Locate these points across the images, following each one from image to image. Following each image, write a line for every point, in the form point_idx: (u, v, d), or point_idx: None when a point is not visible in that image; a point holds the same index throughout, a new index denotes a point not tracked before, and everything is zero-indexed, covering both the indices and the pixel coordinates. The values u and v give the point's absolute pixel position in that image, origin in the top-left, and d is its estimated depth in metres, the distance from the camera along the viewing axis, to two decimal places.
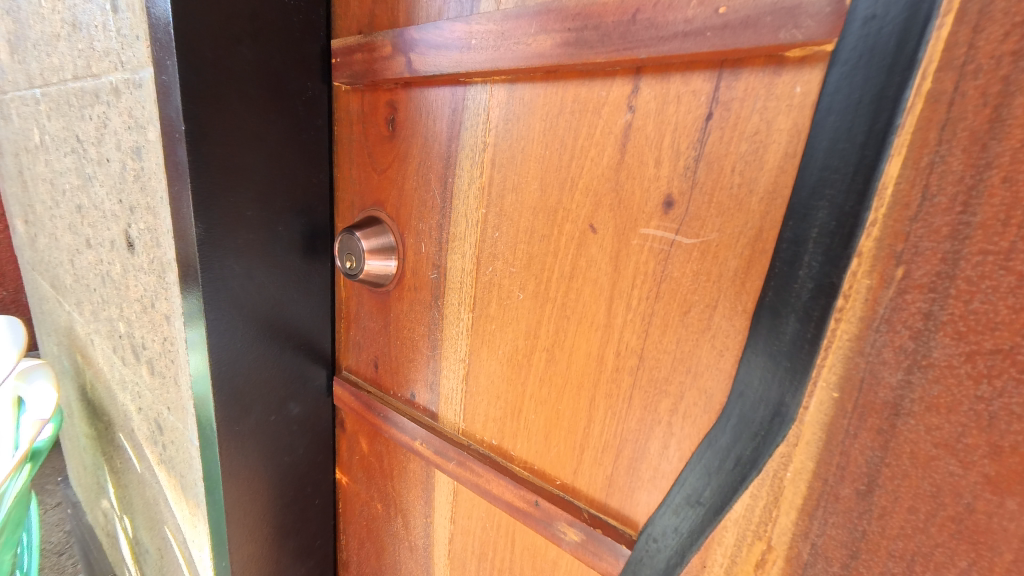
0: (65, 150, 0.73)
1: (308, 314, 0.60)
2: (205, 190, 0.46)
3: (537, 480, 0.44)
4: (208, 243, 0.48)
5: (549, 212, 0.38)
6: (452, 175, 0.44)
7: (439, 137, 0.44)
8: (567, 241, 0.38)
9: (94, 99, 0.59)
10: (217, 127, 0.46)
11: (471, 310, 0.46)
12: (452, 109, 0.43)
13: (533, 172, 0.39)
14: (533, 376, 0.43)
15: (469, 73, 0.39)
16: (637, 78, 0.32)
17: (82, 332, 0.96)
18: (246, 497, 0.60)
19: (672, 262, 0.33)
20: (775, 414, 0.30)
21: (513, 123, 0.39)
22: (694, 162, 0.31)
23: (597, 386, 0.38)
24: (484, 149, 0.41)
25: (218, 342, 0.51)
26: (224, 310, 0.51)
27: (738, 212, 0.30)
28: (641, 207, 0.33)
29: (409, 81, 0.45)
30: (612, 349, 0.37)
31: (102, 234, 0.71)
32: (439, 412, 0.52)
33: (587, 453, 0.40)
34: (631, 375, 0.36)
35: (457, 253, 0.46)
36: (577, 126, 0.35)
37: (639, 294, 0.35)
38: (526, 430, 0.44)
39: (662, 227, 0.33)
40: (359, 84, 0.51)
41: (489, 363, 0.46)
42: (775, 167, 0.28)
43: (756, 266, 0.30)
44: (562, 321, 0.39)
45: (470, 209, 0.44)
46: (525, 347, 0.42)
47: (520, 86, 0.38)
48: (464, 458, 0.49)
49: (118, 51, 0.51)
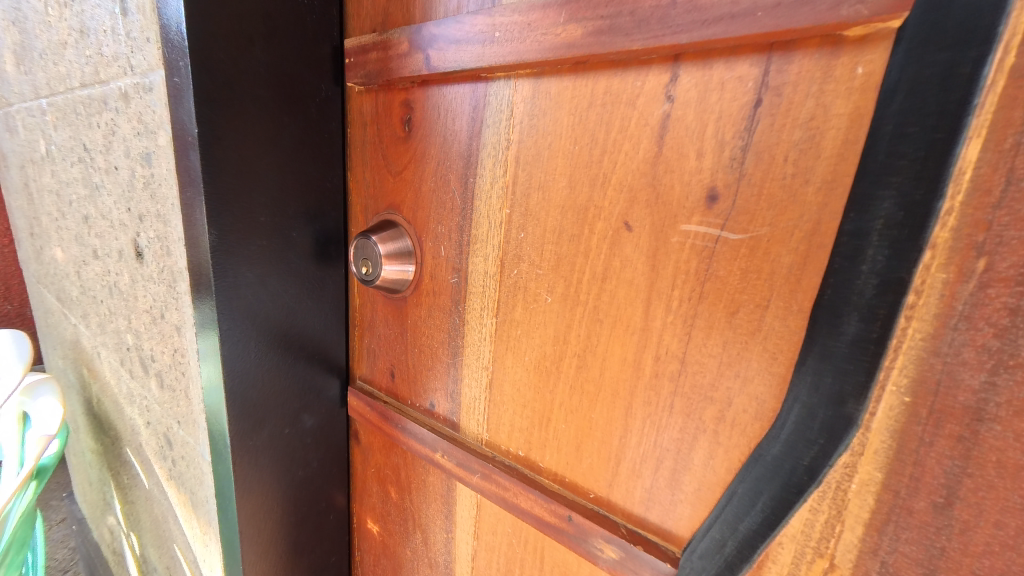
0: (71, 160, 0.72)
1: (317, 323, 0.58)
2: (219, 197, 0.45)
3: (568, 493, 0.42)
4: (224, 249, 0.46)
5: (578, 210, 0.36)
6: (473, 175, 0.42)
7: (458, 136, 0.43)
8: (598, 240, 0.36)
9: (102, 106, 0.58)
10: (230, 130, 0.44)
11: (495, 315, 0.44)
12: (472, 106, 0.41)
13: (561, 169, 0.37)
14: (563, 384, 0.40)
15: (491, 68, 0.38)
16: (675, 66, 0.30)
17: (88, 345, 0.95)
18: (261, 514, 0.57)
19: (717, 259, 0.30)
20: (835, 417, 0.27)
21: (538, 118, 0.37)
22: (741, 151, 0.29)
23: (633, 394, 0.36)
24: (508, 147, 0.39)
25: (232, 354, 0.49)
26: (237, 320, 0.49)
27: (791, 204, 0.27)
28: (681, 202, 0.31)
29: (426, 79, 0.43)
30: (650, 354, 0.35)
31: (109, 245, 0.70)
32: (460, 422, 0.50)
33: (623, 466, 0.38)
34: (672, 381, 0.34)
35: (479, 256, 0.44)
36: (609, 119, 0.34)
37: (681, 294, 0.32)
38: (555, 442, 0.42)
39: (706, 223, 0.31)
40: (372, 84, 0.49)
41: (514, 370, 0.44)
42: (835, 155, 0.26)
43: (813, 261, 0.27)
44: (595, 325, 0.37)
45: (493, 209, 0.42)
46: (554, 352, 0.40)
47: (545, 79, 0.36)
48: (489, 470, 0.46)
49: (127, 54, 0.50)
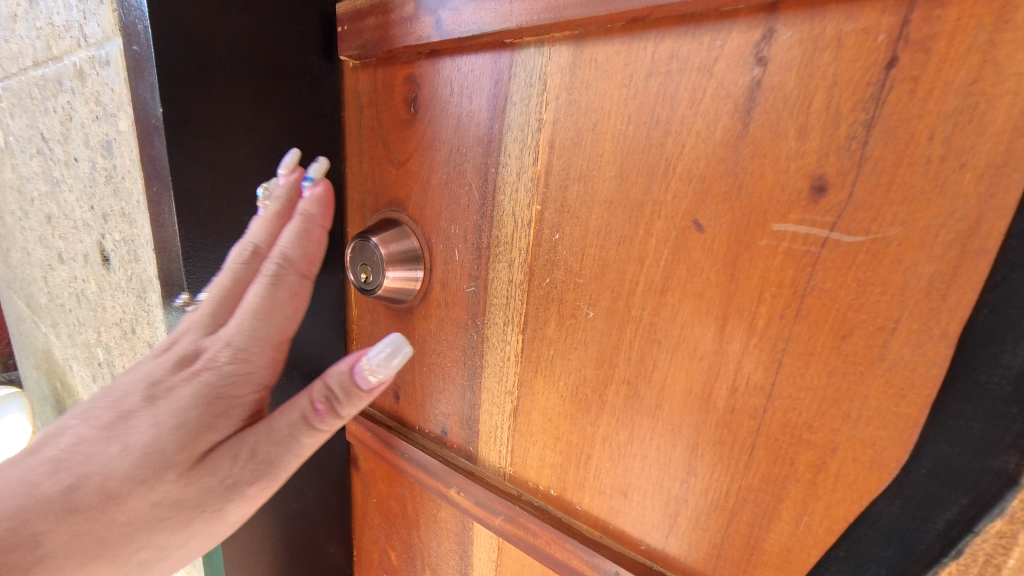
0: (30, 152, 0.64)
1: (309, 337, 0.50)
2: (190, 192, 0.37)
3: (613, 543, 0.35)
4: (200, 253, 0.39)
5: (631, 206, 0.29)
6: (494, 164, 0.35)
7: (476, 116, 0.35)
8: (656, 244, 0.29)
9: (56, 87, 0.49)
10: (200, 110, 0.37)
11: (521, 331, 0.37)
12: (494, 79, 0.34)
13: (608, 155, 0.30)
14: (607, 415, 0.34)
15: (519, 30, 0.30)
16: (772, 17, 0.23)
17: (60, 357, 0.86)
18: (249, 556, 0.50)
19: (822, 268, 0.24)
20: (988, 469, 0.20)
21: (578, 92, 0.30)
22: (864, 128, 0.22)
23: (700, 431, 0.30)
24: (540, 129, 0.32)
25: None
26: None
27: (935, 196, 0.21)
28: (774, 195, 0.25)
29: (437, 48, 0.36)
30: (724, 384, 0.28)
31: (74, 248, 0.61)
32: (478, 453, 0.43)
33: (685, 515, 0.31)
34: (753, 419, 0.28)
35: (502, 261, 0.37)
36: (674, 91, 0.27)
37: (769, 312, 0.26)
38: (596, 482, 0.35)
39: (809, 222, 0.24)
40: (370, 57, 0.41)
41: (546, 397, 0.37)
42: (1007, 129, 0.19)
43: (966, 272, 0.21)
44: (651, 346, 0.31)
45: (519, 206, 0.35)
46: (596, 378, 0.34)
47: (589, 44, 0.29)
48: (515, 513, 0.39)
49: (80, 23, 0.42)
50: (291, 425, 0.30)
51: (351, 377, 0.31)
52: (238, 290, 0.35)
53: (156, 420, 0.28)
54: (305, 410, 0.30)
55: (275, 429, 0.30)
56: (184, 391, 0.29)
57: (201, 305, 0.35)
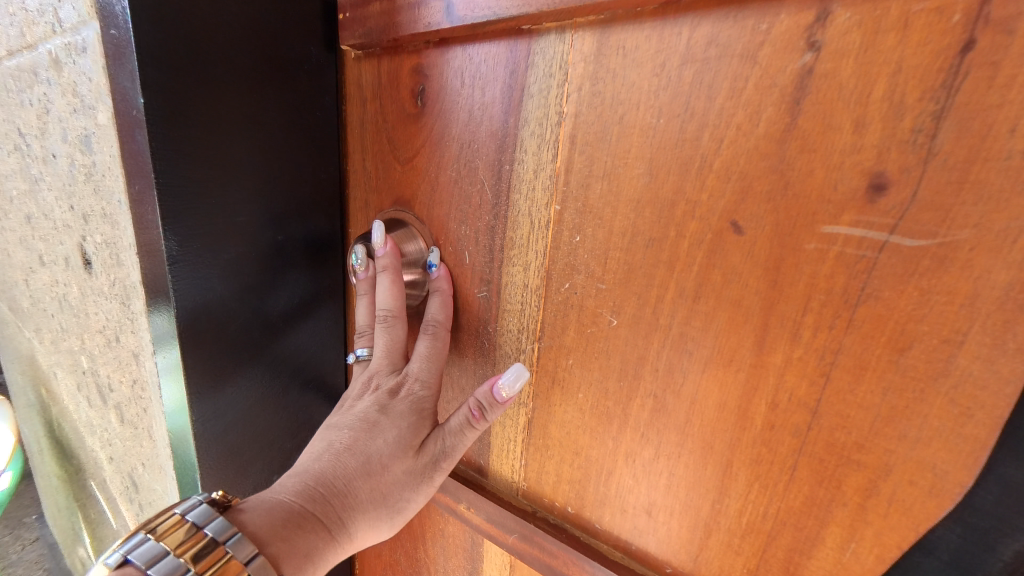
0: (7, 148, 0.61)
1: (304, 342, 0.47)
2: (178, 190, 0.35)
3: (636, 564, 0.33)
4: (188, 258, 0.36)
5: (661, 206, 0.27)
6: (509, 161, 0.33)
7: (489, 109, 0.33)
8: (689, 248, 0.27)
9: (32, 79, 0.47)
10: (188, 102, 0.34)
11: (537, 339, 0.35)
12: (510, 69, 0.31)
13: (636, 151, 0.27)
14: (631, 429, 0.31)
15: (539, 15, 0.28)
16: None
17: (43, 363, 0.83)
18: None
19: (878, 275, 0.22)
20: None
21: (603, 83, 0.28)
22: (932, 119, 0.20)
23: (734, 449, 0.27)
24: (560, 123, 0.30)
25: (199, 388, 0.39)
26: (207, 346, 0.39)
27: (1016, 196, 0.19)
28: (825, 194, 0.22)
29: (447, 36, 0.33)
30: (764, 399, 0.26)
31: (55, 250, 0.59)
32: (489, 466, 0.41)
33: (715, 537, 0.29)
34: (795, 437, 0.25)
35: (516, 264, 0.34)
36: (712, 80, 0.24)
37: (816, 322, 0.24)
38: (618, 500, 0.33)
39: (865, 223, 0.22)
40: (375, 46, 0.38)
41: (564, 409, 0.35)
42: None
43: None
44: (681, 357, 0.28)
45: (536, 205, 0.32)
46: (619, 390, 0.31)
47: (616, 29, 0.27)
48: (530, 531, 0.37)
49: (55, 8, 0.39)
50: (458, 425, 0.36)
51: (491, 393, 0.35)
52: (397, 342, 0.39)
53: (392, 425, 0.36)
54: (467, 414, 0.36)
55: (450, 426, 0.36)
56: (401, 408, 0.37)
57: (373, 353, 0.40)
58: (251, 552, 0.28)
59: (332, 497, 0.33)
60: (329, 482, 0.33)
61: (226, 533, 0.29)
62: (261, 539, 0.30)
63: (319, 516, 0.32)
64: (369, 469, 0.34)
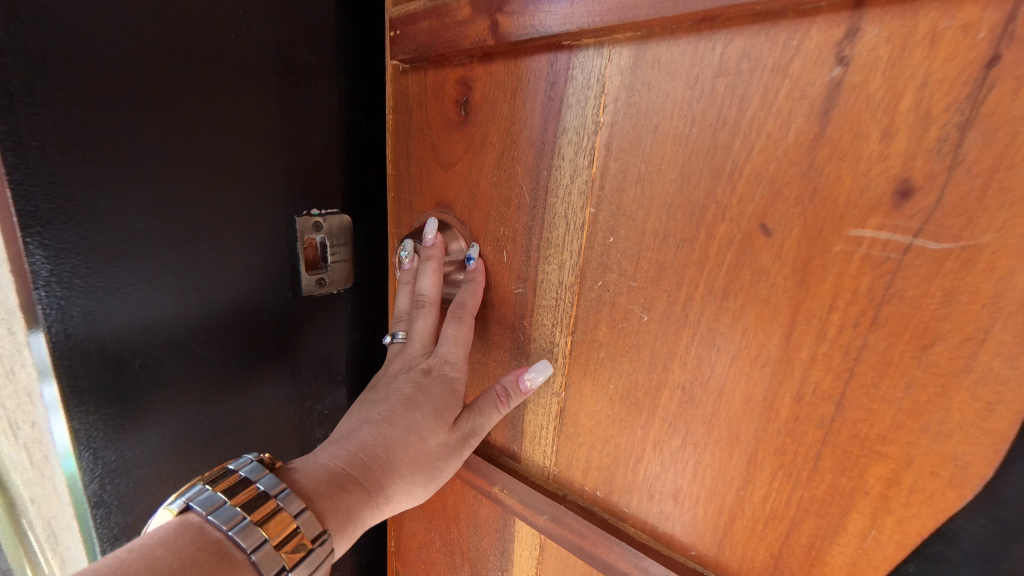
0: None
1: (240, 356, 0.45)
2: (58, 196, 0.33)
3: (663, 548, 0.35)
4: (61, 278, 0.34)
5: (693, 209, 0.29)
6: (547, 167, 0.35)
7: (530, 118, 0.35)
8: (719, 248, 0.28)
9: None
10: (71, 94, 0.32)
11: (571, 334, 0.37)
12: (550, 81, 0.34)
13: (669, 157, 0.29)
14: (660, 419, 0.33)
15: (580, 32, 0.30)
16: (856, 15, 0.22)
17: None
18: None
19: (903, 276, 0.23)
20: None
21: (639, 94, 0.30)
22: (957, 129, 0.21)
23: (761, 439, 0.29)
24: (597, 132, 0.32)
25: (88, 416, 0.37)
26: (92, 370, 0.36)
27: None
28: (852, 199, 0.24)
29: (490, 51, 0.36)
30: (790, 392, 0.27)
31: None
32: (522, 452, 0.44)
33: (741, 523, 0.31)
34: (821, 429, 0.27)
35: (552, 264, 0.37)
36: (744, 92, 0.26)
37: (842, 320, 0.25)
38: (646, 486, 0.35)
39: (891, 227, 0.23)
40: (421, 59, 0.41)
41: (595, 399, 0.37)
42: None
43: None
44: (709, 351, 0.30)
45: (572, 208, 0.35)
46: (649, 382, 0.33)
47: (652, 44, 0.29)
48: (560, 512, 0.40)
49: None
50: (483, 407, 0.40)
51: (515, 383, 0.39)
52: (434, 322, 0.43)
53: (428, 403, 0.39)
54: (494, 398, 0.39)
55: (477, 408, 0.40)
56: (436, 388, 0.40)
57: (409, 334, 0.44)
58: (301, 506, 0.32)
59: (371, 463, 0.37)
60: (370, 450, 0.37)
61: (278, 488, 0.32)
62: (309, 496, 0.34)
63: (360, 478, 0.36)
64: (406, 441, 0.38)
